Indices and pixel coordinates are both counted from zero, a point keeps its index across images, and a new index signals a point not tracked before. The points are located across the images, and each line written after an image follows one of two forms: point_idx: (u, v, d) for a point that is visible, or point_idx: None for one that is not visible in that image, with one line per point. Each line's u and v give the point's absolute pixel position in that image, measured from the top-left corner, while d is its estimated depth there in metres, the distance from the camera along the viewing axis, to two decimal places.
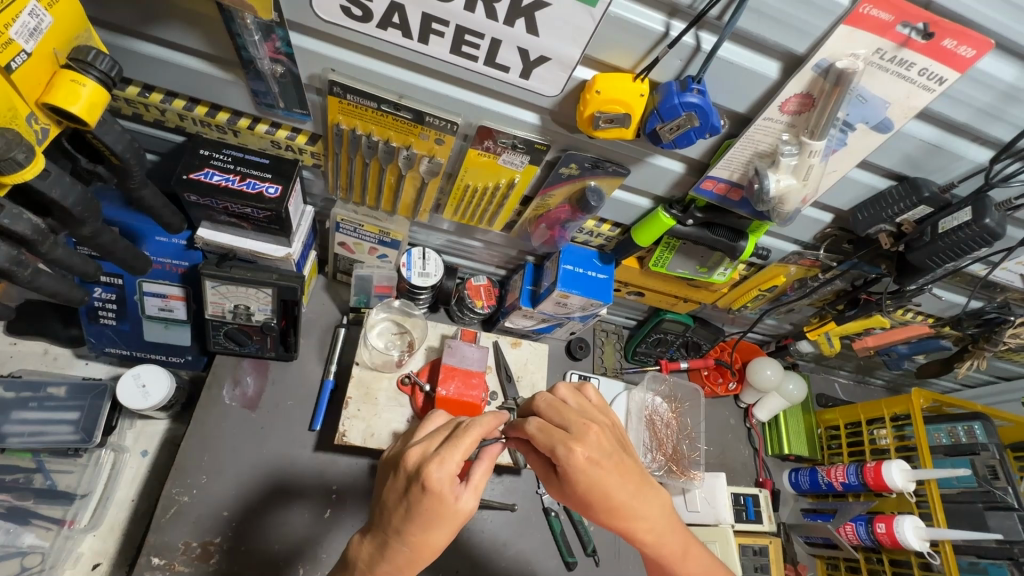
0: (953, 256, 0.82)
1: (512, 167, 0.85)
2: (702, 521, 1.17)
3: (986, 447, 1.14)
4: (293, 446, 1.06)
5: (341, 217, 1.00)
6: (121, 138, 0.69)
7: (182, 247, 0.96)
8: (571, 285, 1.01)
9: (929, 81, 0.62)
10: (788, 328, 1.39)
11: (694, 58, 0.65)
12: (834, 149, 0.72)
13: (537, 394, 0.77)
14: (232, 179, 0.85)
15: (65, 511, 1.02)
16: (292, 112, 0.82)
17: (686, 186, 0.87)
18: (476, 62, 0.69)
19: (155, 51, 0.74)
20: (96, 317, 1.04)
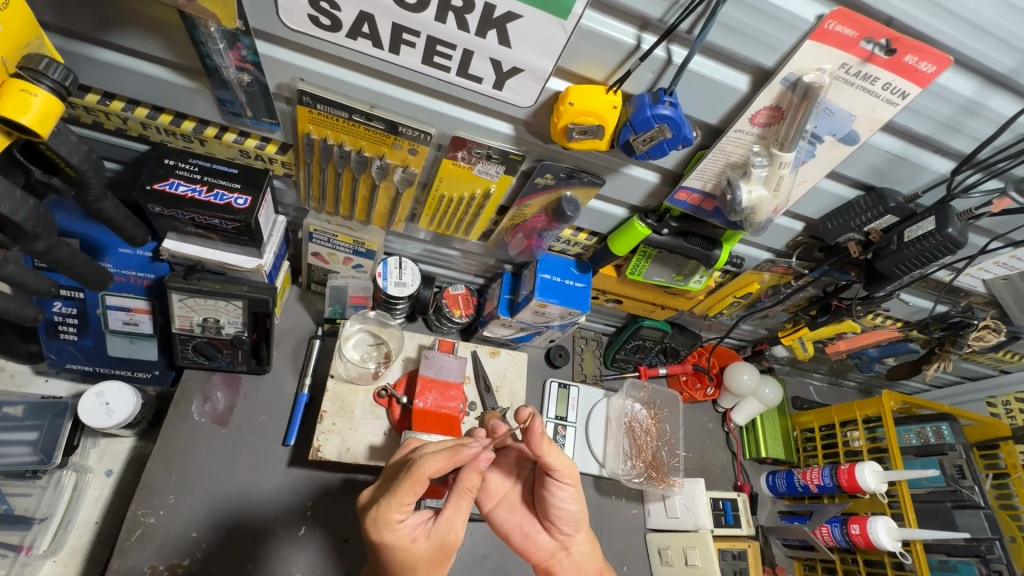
0: (919, 263, 0.84)
1: (488, 177, 0.84)
2: (682, 527, 1.17)
3: (953, 448, 1.17)
4: (266, 463, 1.03)
5: (314, 227, 0.98)
6: (77, 149, 0.67)
7: (148, 259, 0.93)
8: (548, 295, 1.01)
9: (893, 95, 0.63)
10: (764, 333, 1.41)
11: (666, 70, 0.65)
12: (803, 160, 0.73)
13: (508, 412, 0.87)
14: (198, 190, 0.83)
15: (22, 537, 0.97)
16: (261, 122, 0.80)
17: (661, 196, 0.88)
18: (449, 73, 0.68)
19: (115, 59, 0.71)
20: (56, 332, 0.99)
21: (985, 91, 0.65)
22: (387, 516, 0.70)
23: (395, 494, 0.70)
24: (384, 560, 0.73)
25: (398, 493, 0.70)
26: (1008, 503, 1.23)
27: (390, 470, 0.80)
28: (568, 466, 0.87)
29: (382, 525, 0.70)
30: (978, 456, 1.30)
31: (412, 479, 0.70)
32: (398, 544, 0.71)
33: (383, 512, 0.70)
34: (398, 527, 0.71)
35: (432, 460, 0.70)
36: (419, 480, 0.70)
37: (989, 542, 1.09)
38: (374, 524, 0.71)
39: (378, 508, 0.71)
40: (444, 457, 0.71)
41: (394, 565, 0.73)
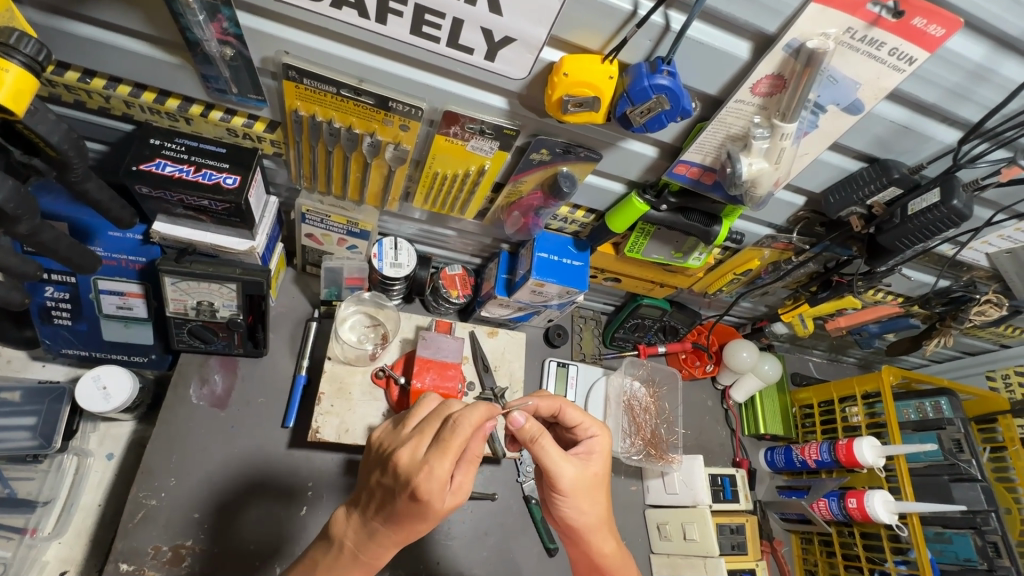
0: (922, 237, 0.83)
1: (482, 154, 0.82)
2: (680, 502, 1.18)
3: (951, 422, 1.17)
4: (266, 444, 1.04)
5: (306, 208, 0.96)
6: (57, 128, 0.65)
7: (139, 242, 0.92)
8: (546, 274, 0.99)
9: (900, 61, 0.61)
10: (763, 310, 1.40)
11: (664, 37, 0.63)
12: (806, 132, 0.71)
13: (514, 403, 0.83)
14: (186, 170, 0.81)
15: (27, 519, 0.98)
16: (246, 98, 0.77)
17: (659, 170, 0.86)
18: (439, 44, 0.65)
19: (94, 34, 0.69)
20: (49, 317, 0.99)
21: (996, 56, 0.63)
22: (438, 473, 0.64)
23: (444, 449, 0.64)
24: (406, 515, 0.67)
25: (449, 449, 0.64)
26: (1005, 475, 1.24)
27: (416, 413, 0.73)
28: (563, 478, 0.75)
29: (433, 481, 0.64)
30: (976, 430, 1.30)
31: (458, 433, 0.65)
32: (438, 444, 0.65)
33: (430, 467, 0.64)
34: (442, 490, 0.64)
35: (472, 414, 0.65)
36: (466, 433, 0.65)
37: (984, 514, 1.10)
38: (419, 479, 0.64)
39: (427, 462, 0.64)
40: (485, 413, 0.67)
41: (410, 517, 0.67)
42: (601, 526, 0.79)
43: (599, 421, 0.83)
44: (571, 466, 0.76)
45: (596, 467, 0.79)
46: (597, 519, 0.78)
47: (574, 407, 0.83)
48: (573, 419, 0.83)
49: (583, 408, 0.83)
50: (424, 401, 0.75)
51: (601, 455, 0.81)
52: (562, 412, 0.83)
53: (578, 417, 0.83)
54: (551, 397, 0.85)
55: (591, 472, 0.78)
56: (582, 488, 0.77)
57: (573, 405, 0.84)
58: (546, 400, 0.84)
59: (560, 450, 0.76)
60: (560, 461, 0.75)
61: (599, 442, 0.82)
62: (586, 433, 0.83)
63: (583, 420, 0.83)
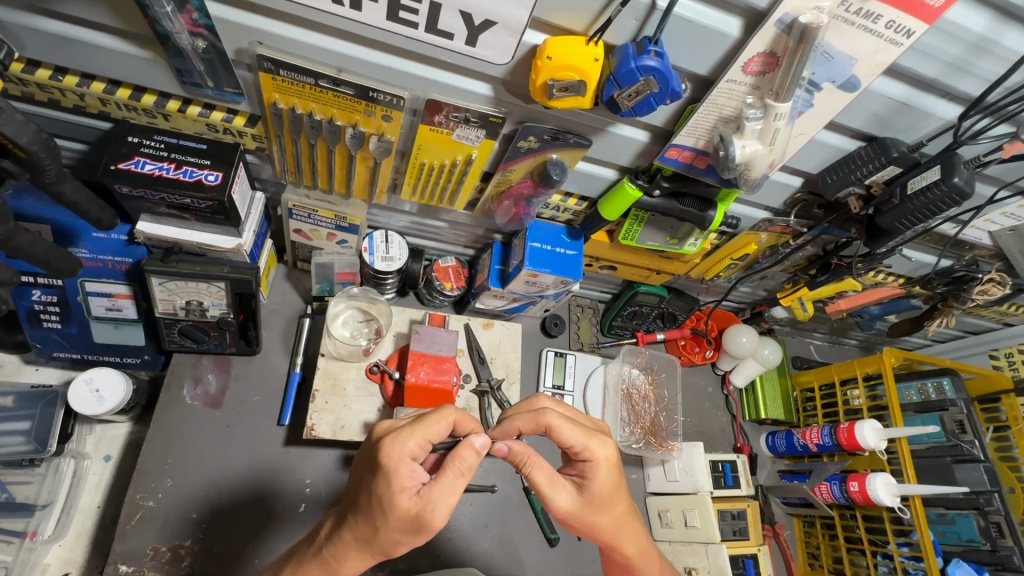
0: (921, 217, 0.80)
1: (468, 143, 0.80)
2: (681, 490, 1.18)
3: (954, 403, 1.16)
4: (261, 442, 1.03)
5: (293, 203, 0.94)
6: (26, 129, 0.62)
7: (124, 242, 0.91)
8: (540, 264, 0.98)
9: (897, 34, 0.58)
10: (763, 294, 1.38)
11: (650, 16, 0.60)
12: (800, 111, 0.69)
13: (508, 420, 0.77)
14: (166, 168, 0.79)
15: (26, 523, 0.98)
16: (223, 92, 0.75)
17: (651, 155, 0.84)
18: (417, 29, 0.63)
19: (62, 29, 0.66)
20: (38, 321, 0.97)
21: (998, 26, 0.60)
22: (402, 444, 0.65)
23: (418, 427, 0.66)
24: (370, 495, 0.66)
25: (422, 426, 0.67)
26: (1008, 455, 1.22)
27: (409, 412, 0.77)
28: (554, 507, 0.73)
29: (395, 451, 0.64)
30: (979, 410, 1.29)
31: (435, 416, 0.69)
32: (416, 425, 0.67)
33: (398, 438, 0.65)
34: (401, 464, 0.64)
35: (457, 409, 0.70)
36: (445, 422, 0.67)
37: (987, 494, 1.10)
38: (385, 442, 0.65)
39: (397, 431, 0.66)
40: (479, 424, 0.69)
41: (371, 502, 0.66)
42: (618, 536, 0.76)
43: (597, 439, 0.73)
44: (564, 494, 0.73)
45: (596, 492, 0.73)
46: (612, 532, 0.75)
47: (564, 428, 0.72)
48: (567, 440, 0.73)
49: (577, 428, 0.73)
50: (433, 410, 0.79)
51: (599, 481, 0.73)
52: (551, 430, 0.74)
53: (572, 436, 0.73)
54: (540, 415, 0.75)
55: (588, 498, 0.73)
56: (585, 513, 0.73)
57: (564, 423, 0.73)
58: (534, 417, 0.75)
59: (549, 480, 0.72)
60: (551, 492, 0.73)
61: (599, 467, 0.73)
62: (584, 454, 0.73)
63: (577, 440, 0.73)
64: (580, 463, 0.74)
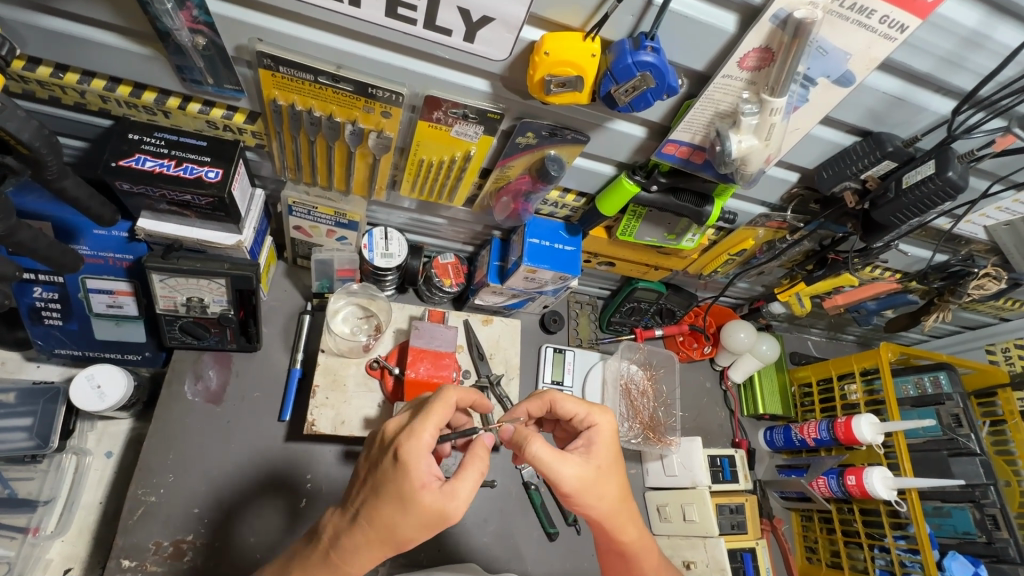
0: (917, 211, 0.81)
1: (467, 139, 0.80)
2: (680, 484, 1.18)
3: (950, 397, 1.17)
4: (263, 438, 1.04)
5: (292, 200, 0.94)
6: (27, 125, 0.63)
7: (125, 239, 0.91)
8: (538, 260, 0.98)
9: (891, 30, 0.59)
10: (760, 290, 1.39)
11: (647, 12, 0.61)
12: (796, 106, 0.69)
13: (515, 407, 0.84)
14: (166, 165, 0.80)
15: (28, 519, 0.98)
16: (223, 89, 0.75)
17: (648, 151, 0.84)
18: (416, 26, 0.64)
19: (63, 27, 0.67)
20: (40, 318, 0.98)
21: (991, 21, 0.61)
22: (424, 442, 0.65)
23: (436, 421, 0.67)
24: (387, 495, 0.66)
25: (431, 415, 0.68)
26: (1004, 449, 1.23)
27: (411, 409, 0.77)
28: (564, 479, 0.71)
29: (417, 450, 0.65)
30: (975, 404, 1.30)
31: (442, 402, 0.70)
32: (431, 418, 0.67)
33: (415, 432, 0.66)
34: (421, 458, 0.65)
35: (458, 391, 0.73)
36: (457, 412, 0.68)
37: (983, 487, 1.11)
38: (402, 437, 0.66)
39: (410, 425, 0.67)
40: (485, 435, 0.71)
41: (389, 505, 0.66)
42: (621, 512, 0.75)
43: (598, 409, 0.80)
44: (571, 465, 0.72)
45: (602, 456, 0.75)
46: (616, 507, 0.75)
47: (565, 398, 0.80)
48: (569, 410, 0.80)
49: (578, 398, 0.80)
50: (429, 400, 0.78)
51: (601, 445, 0.76)
52: (555, 404, 0.81)
53: (573, 407, 0.80)
54: (544, 393, 0.83)
55: (596, 465, 0.73)
56: (591, 485, 0.72)
57: (567, 396, 0.81)
58: (539, 398, 0.83)
59: (556, 452, 0.71)
60: (559, 463, 0.71)
61: (601, 430, 0.78)
62: (586, 423, 0.79)
63: (579, 409, 0.80)
64: (584, 433, 0.79)
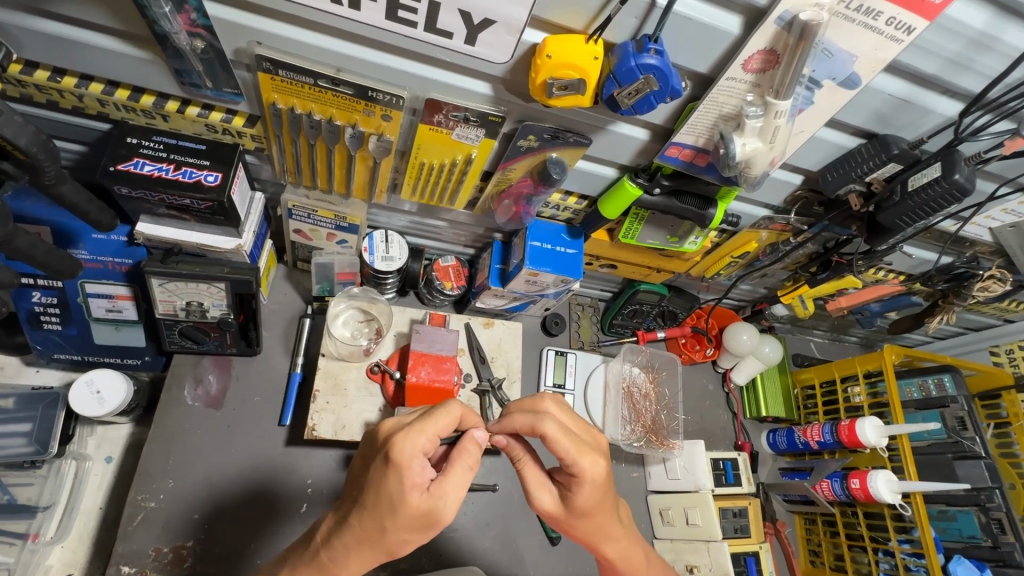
0: (922, 214, 0.80)
1: (468, 142, 0.79)
2: (683, 488, 1.18)
3: (955, 400, 1.16)
4: (263, 442, 1.03)
5: (292, 203, 0.94)
6: (24, 130, 0.62)
7: (124, 243, 0.91)
8: (540, 263, 0.98)
9: (898, 31, 0.58)
10: (763, 292, 1.38)
11: (650, 14, 0.60)
12: (801, 108, 0.69)
13: (508, 417, 0.75)
14: (165, 169, 0.79)
15: (28, 525, 0.98)
16: (222, 92, 0.75)
17: (651, 153, 0.84)
18: (416, 28, 0.63)
19: (60, 31, 0.66)
20: (39, 323, 0.97)
21: (999, 22, 0.60)
22: (416, 443, 0.63)
23: (428, 421, 0.65)
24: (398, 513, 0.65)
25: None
26: (1008, 451, 1.22)
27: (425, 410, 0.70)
28: (538, 507, 0.75)
29: (409, 454, 0.62)
30: (980, 406, 1.29)
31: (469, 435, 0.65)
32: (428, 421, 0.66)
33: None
34: (446, 489, 0.65)
35: (455, 405, 0.70)
36: (456, 418, 0.66)
37: (988, 491, 1.10)
38: (424, 473, 0.62)
39: (434, 459, 0.63)
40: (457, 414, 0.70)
41: (378, 503, 0.63)
42: (603, 540, 0.77)
43: (588, 455, 0.70)
44: (549, 495, 0.75)
45: (579, 504, 0.72)
46: (599, 536, 0.76)
47: (556, 440, 0.69)
48: (559, 452, 0.69)
49: (571, 441, 0.69)
50: (426, 403, 0.76)
51: (582, 493, 0.71)
52: (546, 440, 0.70)
53: (563, 450, 0.69)
54: (537, 422, 0.71)
55: (571, 507, 0.73)
56: (568, 518, 0.74)
57: (560, 435, 0.70)
58: (531, 420, 0.72)
59: (538, 477, 0.76)
60: (537, 491, 0.75)
61: (585, 484, 0.70)
62: (573, 470, 0.70)
63: (569, 454, 0.69)
64: (569, 474, 0.72)
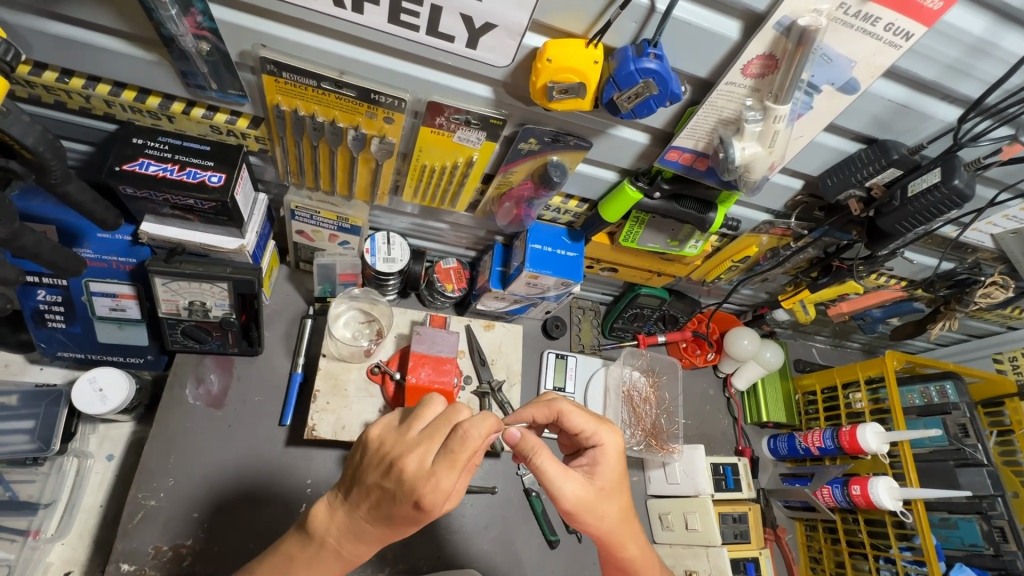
0: (922, 220, 0.80)
1: (469, 145, 0.80)
2: (682, 492, 1.17)
3: (957, 407, 1.15)
4: (263, 442, 1.04)
5: (295, 204, 0.94)
6: (32, 130, 0.63)
7: (128, 243, 0.91)
8: (540, 266, 0.98)
9: (896, 37, 0.59)
10: (764, 297, 1.38)
11: (649, 19, 0.61)
12: (800, 113, 0.69)
13: (524, 409, 0.80)
14: (170, 169, 0.80)
15: (29, 522, 0.98)
16: (227, 94, 0.76)
17: (651, 157, 0.84)
18: (418, 32, 0.64)
19: (67, 32, 0.67)
20: (43, 321, 0.98)
21: (997, 29, 0.61)
22: (445, 485, 0.62)
23: (453, 462, 0.62)
24: (405, 519, 0.65)
25: (458, 461, 0.63)
26: (1011, 459, 1.22)
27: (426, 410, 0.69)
28: (563, 496, 0.71)
29: (438, 493, 0.62)
30: (982, 413, 1.29)
31: (473, 442, 0.63)
32: (454, 462, 0.63)
33: (438, 478, 0.62)
34: (445, 501, 0.64)
35: (482, 424, 0.63)
36: (476, 446, 0.63)
37: (990, 499, 1.09)
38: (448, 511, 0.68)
39: (436, 471, 0.62)
40: (494, 422, 0.64)
41: (401, 521, 0.66)
42: (623, 530, 0.75)
43: (605, 426, 0.78)
44: (573, 482, 0.72)
45: (605, 478, 0.75)
46: (620, 525, 0.74)
47: (574, 412, 0.78)
48: (575, 425, 0.78)
49: (586, 414, 0.78)
50: (430, 401, 0.70)
51: (603, 464, 0.76)
52: (563, 415, 0.79)
53: (580, 422, 0.78)
54: (551, 402, 0.80)
55: (598, 486, 0.74)
56: (591, 504, 0.72)
57: (574, 409, 0.79)
58: (545, 404, 0.80)
59: (559, 466, 0.71)
60: (561, 480, 0.71)
61: (606, 451, 0.77)
62: (592, 440, 0.78)
63: (587, 425, 0.78)
64: (588, 450, 0.78)
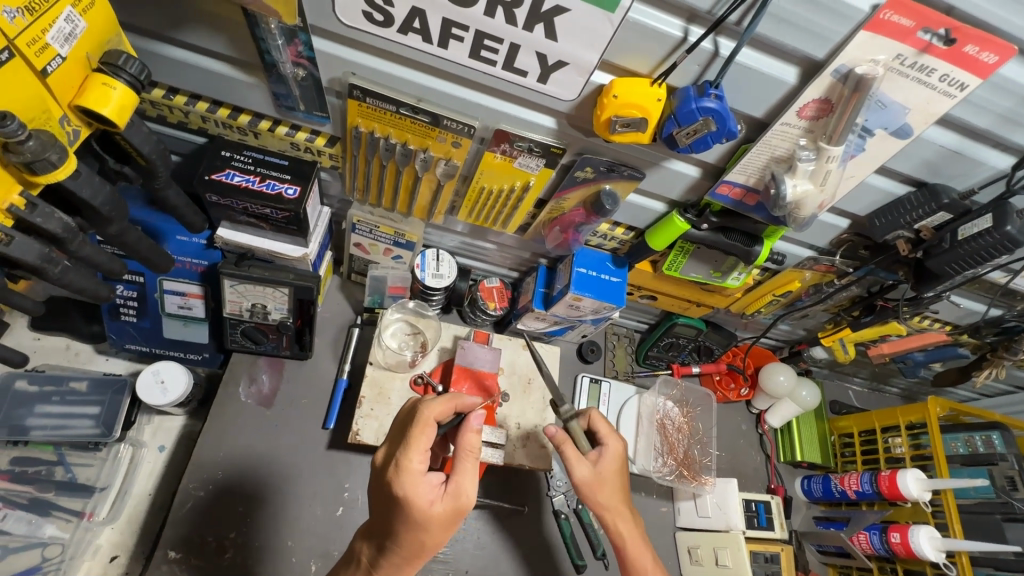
0: (973, 263, 0.81)
1: (528, 170, 0.85)
2: (713, 527, 1.16)
3: (1004, 458, 1.12)
4: (307, 444, 1.08)
5: (357, 218, 1.01)
6: (148, 140, 0.71)
7: (202, 246, 0.98)
8: (584, 289, 1.01)
9: (951, 87, 0.62)
10: (802, 334, 1.38)
11: (712, 63, 0.65)
12: (852, 154, 0.72)
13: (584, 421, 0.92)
14: (252, 180, 0.87)
15: (84, 503, 1.04)
16: (312, 115, 0.83)
17: (701, 191, 0.87)
18: (495, 66, 0.69)
19: (181, 55, 0.76)
20: (117, 314, 1.06)
21: None
22: (411, 464, 0.74)
23: (410, 442, 0.75)
24: (398, 518, 0.74)
25: (412, 443, 0.75)
26: None
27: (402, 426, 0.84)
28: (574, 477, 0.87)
29: (406, 475, 0.73)
30: None
31: (421, 423, 0.76)
32: (410, 446, 0.75)
33: (404, 462, 0.74)
34: (419, 482, 0.73)
35: (434, 402, 0.78)
36: (426, 422, 0.76)
37: None
38: (450, 500, 0.74)
39: (397, 459, 0.74)
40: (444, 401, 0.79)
41: (408, 525, 0.74)
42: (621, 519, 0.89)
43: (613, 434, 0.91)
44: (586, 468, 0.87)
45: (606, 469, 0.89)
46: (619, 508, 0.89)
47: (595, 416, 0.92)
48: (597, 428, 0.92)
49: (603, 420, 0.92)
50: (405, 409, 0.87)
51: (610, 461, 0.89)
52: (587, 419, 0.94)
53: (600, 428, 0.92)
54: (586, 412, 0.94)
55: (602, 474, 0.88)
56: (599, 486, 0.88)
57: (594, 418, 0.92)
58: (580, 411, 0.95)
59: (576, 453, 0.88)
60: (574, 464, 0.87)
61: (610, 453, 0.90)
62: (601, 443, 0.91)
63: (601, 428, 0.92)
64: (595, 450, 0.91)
